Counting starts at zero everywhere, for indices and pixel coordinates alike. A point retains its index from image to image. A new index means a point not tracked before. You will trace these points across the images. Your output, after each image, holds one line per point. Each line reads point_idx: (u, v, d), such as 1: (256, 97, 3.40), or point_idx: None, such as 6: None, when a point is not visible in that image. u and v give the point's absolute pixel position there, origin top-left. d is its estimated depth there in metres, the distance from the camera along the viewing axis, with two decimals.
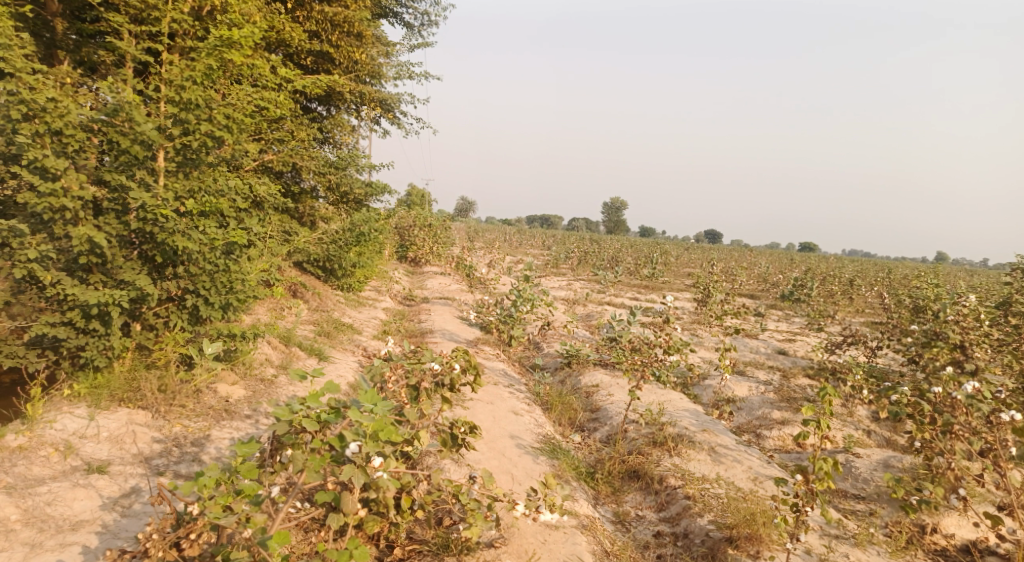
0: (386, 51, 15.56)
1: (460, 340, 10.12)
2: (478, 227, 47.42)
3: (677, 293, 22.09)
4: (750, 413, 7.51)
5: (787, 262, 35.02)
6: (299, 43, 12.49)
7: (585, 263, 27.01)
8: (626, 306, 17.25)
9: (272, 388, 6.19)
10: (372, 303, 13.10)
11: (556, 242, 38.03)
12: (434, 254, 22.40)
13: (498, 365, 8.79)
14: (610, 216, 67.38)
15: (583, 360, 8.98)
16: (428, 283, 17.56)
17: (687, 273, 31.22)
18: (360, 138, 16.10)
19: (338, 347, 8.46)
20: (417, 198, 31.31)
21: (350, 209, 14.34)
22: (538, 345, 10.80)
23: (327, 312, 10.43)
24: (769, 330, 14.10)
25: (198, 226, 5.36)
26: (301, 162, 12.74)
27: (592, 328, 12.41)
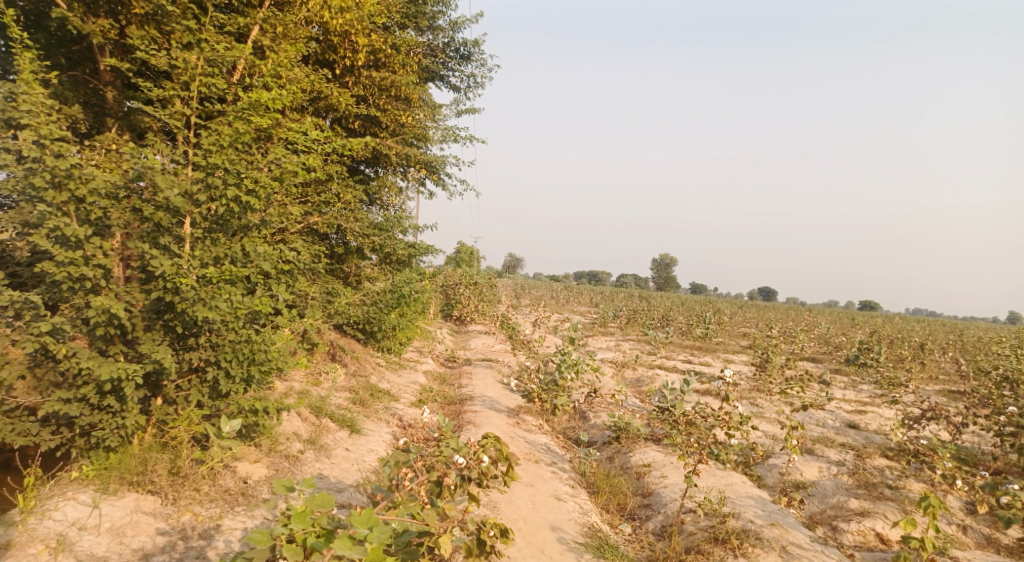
0: (434, 113, 15.59)
1: (502, 409, 9.61)
2: (525, 284, 47.09)
3: (732, 355, 21.13)
4: (822, 501, 6.75)
5: (848, 322, 33.48)
6: (347, 107, 12.55)
7: (635, 322, 26.25)
8: (679, 369, 16.45)
9: (297, 465, 5.82)
10: (413, 366, 12.75)
11: (604, 299, 37.34)
12: (480, 312, 22.05)
13: (542, 438, 8.23)
14: (660, 273, 66.39)
15: (632, 434, 8.35)
16: (472, 344, 17.17)
17: (742, 333, 30.08)
18: (406, 198, 16.06)
19: (372, 417, 8.06)
20: (465, 255, 31.23)
21: (393, 269, 14.18)
22: (584, 414, 10.19)
23: (364, 377, 10.09)
24: (835, 399, 13.12)
25: (221, 294, 5.05)
26: (345, 224, 12.67)
27: (643, 395, 11.74)
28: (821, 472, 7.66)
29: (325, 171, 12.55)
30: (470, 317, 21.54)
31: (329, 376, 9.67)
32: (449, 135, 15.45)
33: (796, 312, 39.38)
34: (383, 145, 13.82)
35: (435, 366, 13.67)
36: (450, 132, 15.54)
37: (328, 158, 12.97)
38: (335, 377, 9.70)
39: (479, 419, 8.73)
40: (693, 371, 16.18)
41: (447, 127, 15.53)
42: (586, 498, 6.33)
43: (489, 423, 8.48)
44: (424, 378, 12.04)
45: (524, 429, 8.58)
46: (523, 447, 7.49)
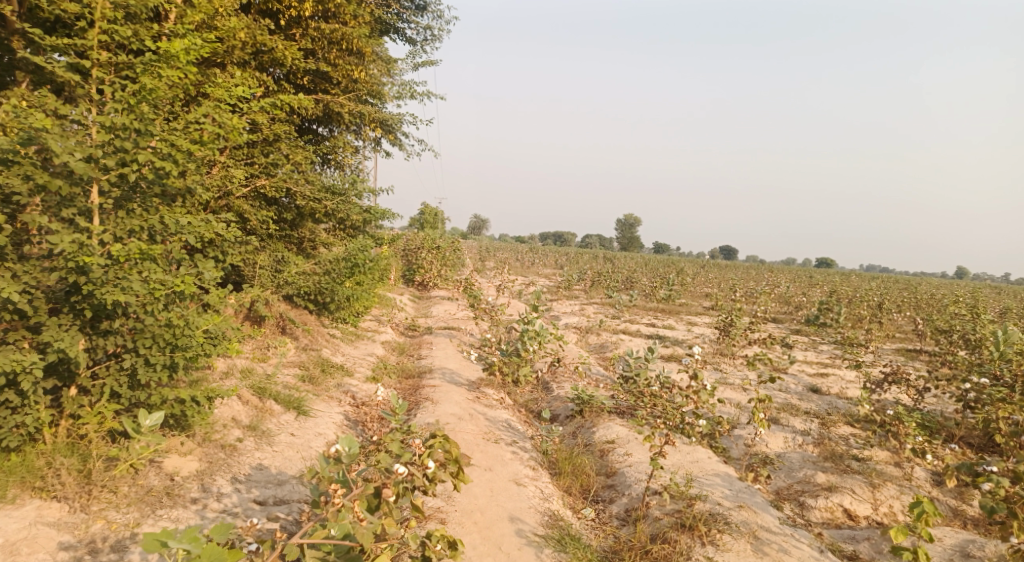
0: (389, 69, 14.79)
1: (461, 382, 9.24)
2: (489, 246, 46.57)
3: (696, 317, 21.11)
4: (789, 475, 6.57)
5: (808, 282, 33.84)
6: (293, 62, 11.75)
7: (599, 284, 26.06)
8: (644, 333, 16.27)
9: (234, 456, 5.36)
10: (369, 337, 12.27)
11: (569, 261, 37.09)
12: (442, 277, 21.49)
13: (502, 414, 7.90)
14: (624, 233, 66.44)
15: (596, 408, 8.06)
16: (434, 310, 16.70)
17: (705, 294, 30.20)
18: (361, 159, 15.34)
19: (322, 396, 7.62)
20: (429, 218, 30.57)
21: (348, 235, 13.56)
22: (547, 385, 9.88)
23: (315, 351, 9.59)
24: (798, 362, 13.08)
25: (135, 272, 4.52)
26: (295, 187, 11.98)
27: (606, 363, 11.49)
28: (787, 443, 7.49)
29: (272, 131, 11.80)
30: (432, 282, 21.03)
31: (278, 351, 9.16)
32: (406, 92, 14.71)
33: (758, 272, 39.73)
34: (334, 102, 13.05)
35: (394, 336, 13.19)
36: (406, 89, 14.79)
37: (275, 117, 12.20)
38: (284, 352, 9.20)
39: (436, 394, 8.35)
40: (657, 334, 16.02)
41: (403, 84, 14.77)
42: (547, 481, 6.01)
43: (447, 398, 8.11)
44: (381, 349, 11.58)
45: (484, 404, 8.23)
46: (482, 424, 7.14)
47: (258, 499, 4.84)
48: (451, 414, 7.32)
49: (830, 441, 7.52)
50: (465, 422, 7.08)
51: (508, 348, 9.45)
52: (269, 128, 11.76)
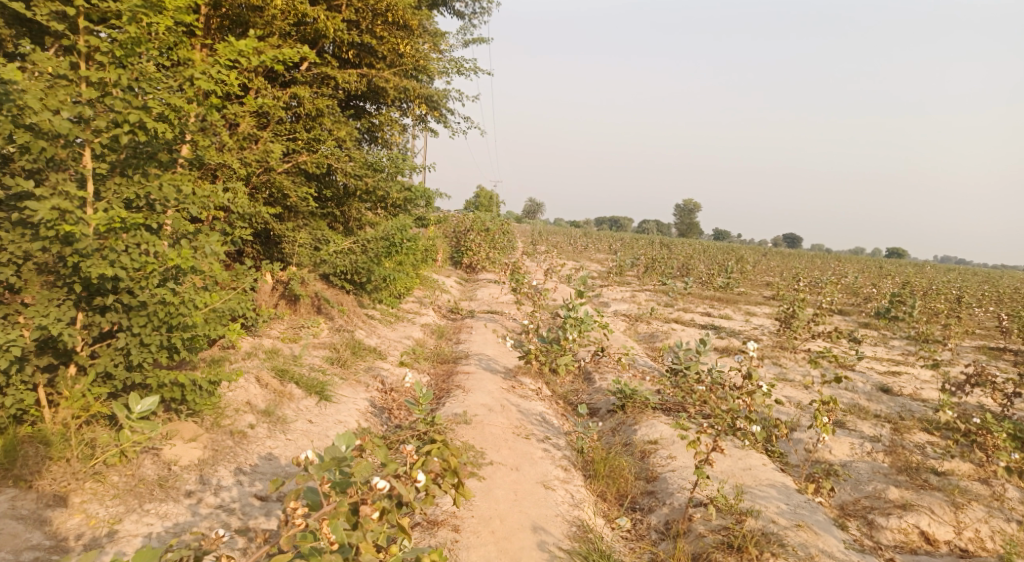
0: (438, 43, 14.32)
1: (498, 369, 8.76)
2: (543, 230, 45.89)
3: (754, 307, 20.10)
4: (856, 489, 5.85)
5: (878, 272, 32.06)
6: (337, 33, 11.41)
7: (653, 271, 25.19)
8: (698, 322, 15.48)
9: (243, 443, 5.01)
10: (408, 319, 11.94)
11: (624, 246, 36.13)
12: (491, 259, 21.00)
13: (537, 405, 7.39)
14: (682, 219, 64.71)
15: (640, 403, 7.46)
16: (479, 294, 16.26)
17: (766, 283, 28.92)
18: (407, 137, 14.95)
19: (349, 380, 7.26)
20: (483, 200, 30.12)
21: (390, 214, 13.22)
22: (590, 376, 9.31)
23: (348, 332, 9.26)
24: (866, 359, 12.11)
25: (128, 245, 4.19)
26: (337, 164, 11.68)
27: (655, 353, 10.84)
28: (852, 450, 6.76)
29: (314, 105, 11.51)
30: (479, 265, 20.60)
31: (310, 332, 8.85)
32: (454, 67, 14.22)
33: (823, 261, 37.93)
34: (379, 77, 12.67)
35: (435, 319, 12.82)
36: (455, 64, 14.30)
37: (317, 91, 11.91)
38: (317, 333, 8.90)
39: (469, 382, 7.90)
40: (712, 324, 15.19)
41: (451, 59, 14.29)
42: (580, 484, 5.50)
43: (480, 386, 7.65)
44: (420, 333, 11.22)
45: (520, 394, 7.74)
46: (514, 417, 6.65)
47: (261, 494, 4.51)
48: (482, 405, 6.85)
49: (904, 450, 6.74)
50: (497, 414, 6.60)
51: (548, 335, 8.90)
52: (310, 103, 11.47)
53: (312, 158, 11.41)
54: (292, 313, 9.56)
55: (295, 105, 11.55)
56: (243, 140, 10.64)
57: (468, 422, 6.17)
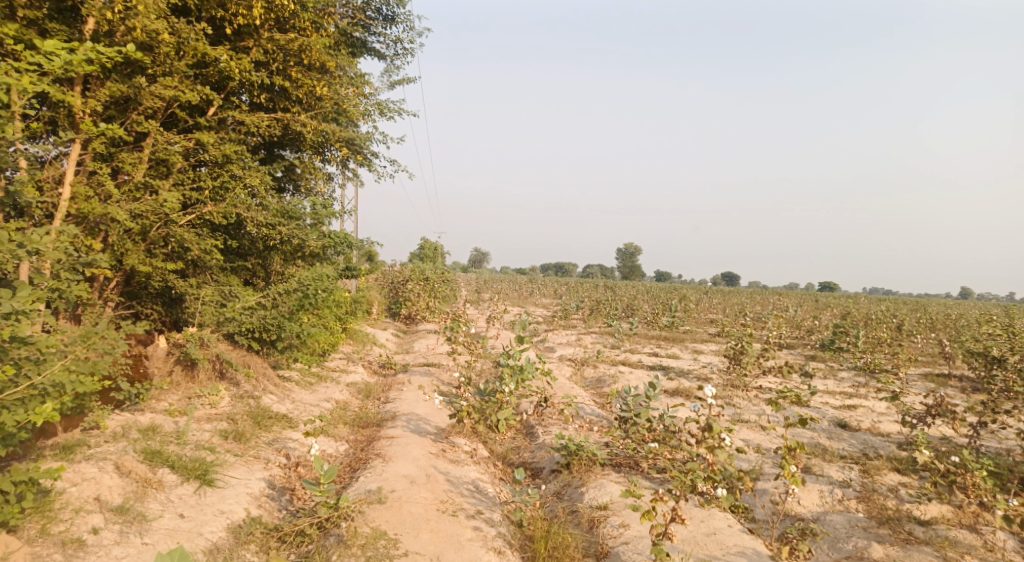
0: (360, 85, 13.49)
1: (428, 431, 7.75)
2: (488, 279, 45.11)
3: (702, 345, 19.61)
4: (834, 549, 5.11)
5: (816, 305, 32.39)
6: (243, 75, 10.46)
7: (598, 314, 24.59)
8: (646, 365, 14.77)
9: (76, 556, 4.05)
10: (331, 379, 10.82)
11: (569, 291, 35.60)
12: (431, 310, 19.94)
13: (470, 471, 6.43)
14: (625, 262, 65.19)
15: (588, 460, 6.58)
16: (415, 347, 15.16)
17: (710, 321, 28.72)
18: (330, 184, 13.99)
19: (246, 456, 6.17)
20: (428, 252, 29.25)
21: (308, 264, 12.21)
22: (532, 431, 8.37)
23: (254, 398, 8.14)
24: (820, 393, 11.55)
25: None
26: (246, 213, 10.71)
27: (602, 400, 9.99)
28: (823, 498, 6.01)
29: (219, 150, 10.53)
30: (419, 315, 19.50)
31: (207, 401, 7.69)
32: (377, 109, 13.43)
33: (763, 296, 38.30)
34: (295, 120, 11.65)
35: (364, 377, 11.69)
36: (377, 105, 13.51)
37: (223, 136, 10.93)
38: (216, 401, 7.75)
39: (392, 448, 6.88)
40: (661, 365, 14.46)
41: (374, 101, 13.49)
42: None
43: (405, 452, 6.64)
44: (344, 393, 10.12)
45: (450, 459, 6.76)
46: (440, 487, 5.67)
47: None
48: (403, 476, 5.86)
49: (879, 496, 6.04)
50: (419, 486, 5.63)
51: (484, 389, 7.93)
52: (215, 148, 10.48)
53: (217, 207, 10.41)
54: (190, 380, 8.38)
55: (196, 150, 10.54)
56: (135, 190, 9.57)
57: (382, 500, 5.18)
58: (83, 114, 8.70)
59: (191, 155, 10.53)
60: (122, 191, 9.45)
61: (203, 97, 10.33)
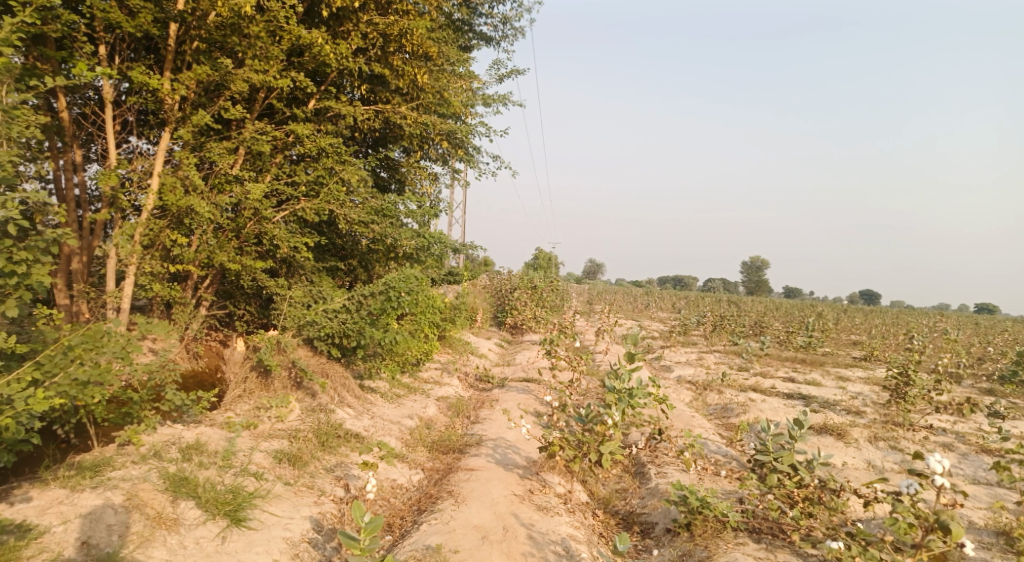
0: (467, 75, 12.62)
1: (516, 463, 6.52)
2: (604, 291, 43.36)
3: (847, 371, 17.11)
4: None
5: (980, 328, 28.27)
6: (340, 62, 9.70)
7: (723, 330, 22.43)
8: (781, 391, 12.76)
9: None
10: (422, 391, 9.86)
11: (689, 305, 33.31)
12: (539, 319, 18.68)
13: (562, 524, 5.13)
14: (751, 277, 61.16)
15: (714, 522, 5.13)
16: (517, 359, 13.99)
17: (854, 343, 25.60)
18: (434, 183, 13.17)
19: (297, 485, 5.24)
20: (543, 260, 28.15)
21: (406, 265, 11.33)
22: (643, 470, 6.93)
23: (327, 412, 7.26)
24: (1016, 440, 9.21)
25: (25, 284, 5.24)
26: (339, 211, 10.01)
27: (732, 434, 8.34)
28: None
29: (314, 143, 9.86)
30: (525, 324, 18.32)
31: (274, 414, 6.88)
32: (484, 102, 12.48)
33: (914, 317, 34.06)
34: (395, 112, 10.88)
35: (459, 390, 10.66)
36: (484, 99, 12.61)
37: (321, 128, 10.28)
38: (284, 414, 6.93)
39: (471, 484, 5.72)
40: (801, 394, 12.43)
41: (481, 94, 12.58)
42: None
43: (483, 491, 5.47)
44: (433, 409, 9.13)
45: (540, 504, 5.50)
46: (517, 550, 4.55)
47: None
48: (474, 528, 4.75)
49: None
50: (492, 545, 4.59)
51: (585, 415, 6.71)
52: (309, 141, 9.81)
53: (310, 204, 9.73)
54: (263, 389, 7.64)
55: (290, 142, 9.91)
56: (225, 182, 8.97)
57: None
58: (171, 100, 8.17)
59: (284, 147, 9.91)
60: (211, 183, 8.92)
61: (298, 86, 9.70)
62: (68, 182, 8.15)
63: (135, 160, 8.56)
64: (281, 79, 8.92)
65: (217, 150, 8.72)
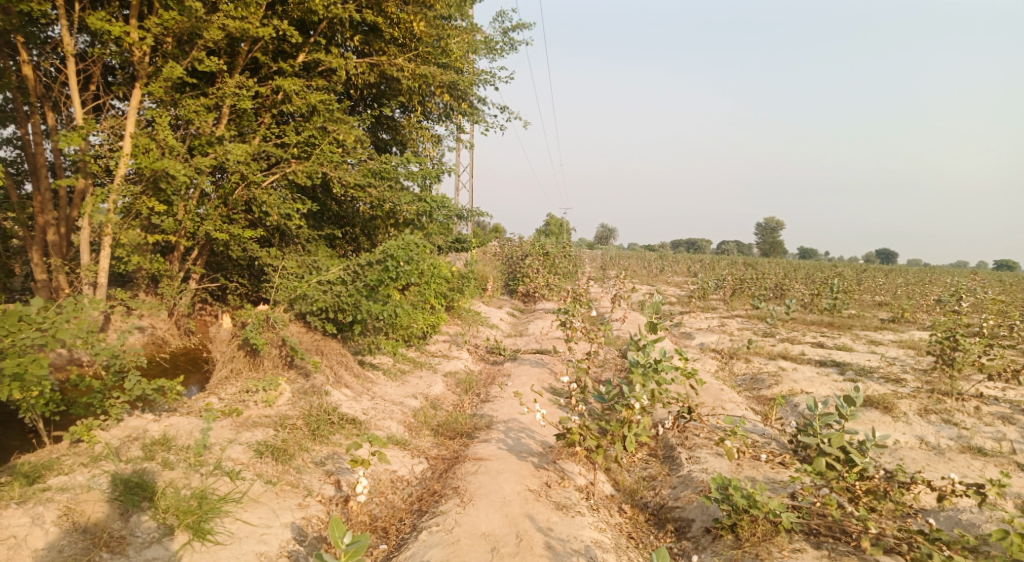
0: (469, 25, 11.68)
1: (531, 450, 5.82)
2: (617, 256, 42.38)
3: (877, 336, 16.26)
4: None
5: (1009, 286, 27.22)
6: (328, 8, 8.83)
7: (743, 294, 21.56)
8: (812, 359, 11.97)
9: None
10: (428, 366, 9.17)
11: (705, 268, 32.39)
12: (552, 287, 17.89)
13: (584, 527, 4.45)
14: (766, 239, 59.84)
15: (763, 524, 4.41)
16: (530, 328, 13.25)
17: (879, 305, 24.66)
18: (437, 144, 12.31)
19: (280, 484, 4.58)
20: (555, 226, 27.26)
21: (408, 231, 10.56)
22: (673, 454, 6.22)
23: (321, 394, 6.58)
24: None
25: None
26: (333, 173, 9.21)
27: (767, 410, 7.59)
28: None
29: (304, 99, 9.06)
30: (537, 292, 17.53)
31: (260, 398, 6.20)
32: (489, 54, 11.58)
33: (939, 276, 32.96)
34: (392, 64, 10.01)
35: (468, 364, 9.96)
36: (488, 51, 11.70)
37: (311, 84, 9.45)
38: (272, 398, 6.23)
39: (479, 478, 5.05)
40: (834, 361, 11.64)
41: (484, 45, 11.66)
42: None
43: (493, 488, 4.82)
44: (440, 386, 8.44)
45: (559, 502, 4.82)
46: None
47: None
48: (483, 537, 4.26)
49: None
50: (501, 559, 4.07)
51: (606, 394, 6.28)
52: (298, 97, 9.00)
53: (302, 166, 8.95)
54: (252, 369, 6.96)
55: (276, 99, 9.11)
56: (206, 143, 8.20)
57: None
58: (139, 51, 7.40)
59: (271, 106, 9.15)
60: (191, 145, 8.16)
61: (283, 36, 8.86)
62: (37, 145, 7.53)
63: (104, 121, 7.81)
64: (262, 26, 8.10)
65: (193, 106, 7.95)
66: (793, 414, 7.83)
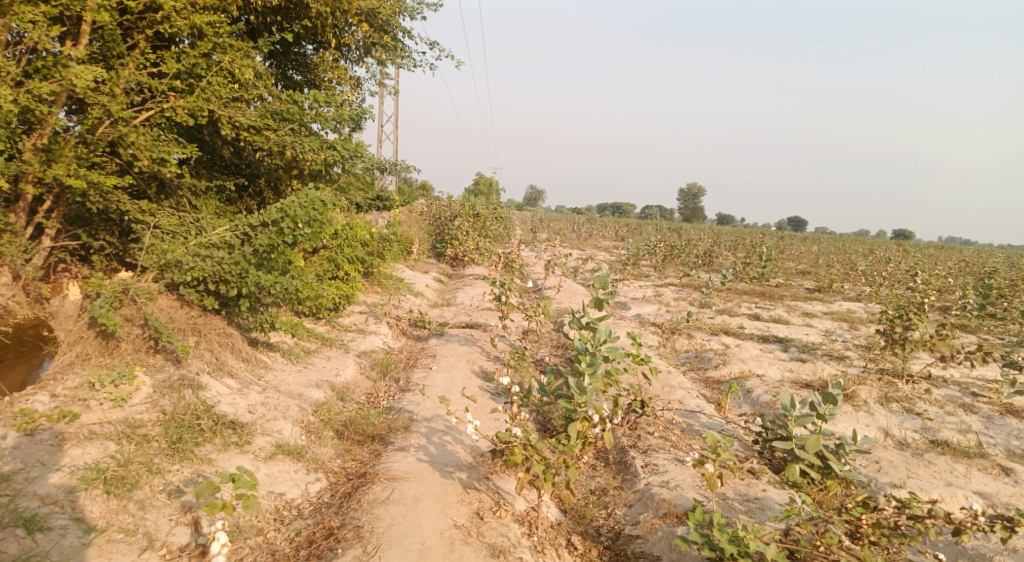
0: None
1: (459, 461, 4.75)
2: (546, 219, 41.48)
3: (810, 307, 15.98)
4: None
5: (921, 257, 27.97)
6: None
7: (675, 260, 21.02)
8: (755, 334, 11.35)
9: None
10: (338, 344, 7.87)
11: (634, 233, 31.96)
12: (481, 250, 16.70)
13: None
14: (688, 204, 60.44)
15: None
16: (458, 297, 12.07)
17: (804, 274, 24.78)
18: (355, 86, 10.76)
19: (107, 533, 3.58)
20: (484, 187, 25.97)
21: (318, 185, 9.10)
22: (626, 459, 5.29)
23: (195, 386, 5.25)
24: None
25: None
26: (222, 112, 7.61)
27: (723, 401, 6.79)
28: None
29: (186, 20, 7.40)
30: (466, 257, 16.29)
31: (109, 396, 4.81)
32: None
33: (855, 245, 33.72)
34: None
35: (387, 341, 8.72)
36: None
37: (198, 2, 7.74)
38: (124, 397, 4.85)
39: (388, 514, 4.00)
40: (777, 337, 11.05)
41: None
42: None
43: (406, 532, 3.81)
44: (351, 369, 7.20)
45: (493, 546, 3.85)
46: None
47: None
48: None
49: None
50: None
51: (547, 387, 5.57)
52: (178, 17, 7.35)
53: (183, 101, 7.33)
54: (104, 354, 5.47)
55: (151, 18, 7.39)
56: (51, 67, 6.49)
57: None
58: None
59: (146, 26, 7.39)
60: (29, 67, 6.47)
61: None
62: None
63: None
64: None
65: (27, 15, 6.19)
66: (748, 403, 7.07)
